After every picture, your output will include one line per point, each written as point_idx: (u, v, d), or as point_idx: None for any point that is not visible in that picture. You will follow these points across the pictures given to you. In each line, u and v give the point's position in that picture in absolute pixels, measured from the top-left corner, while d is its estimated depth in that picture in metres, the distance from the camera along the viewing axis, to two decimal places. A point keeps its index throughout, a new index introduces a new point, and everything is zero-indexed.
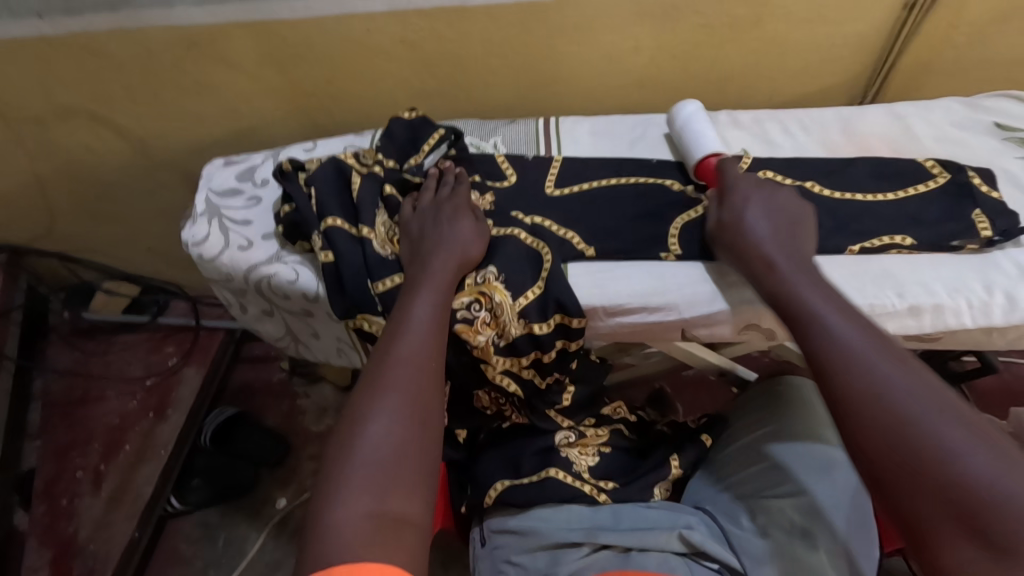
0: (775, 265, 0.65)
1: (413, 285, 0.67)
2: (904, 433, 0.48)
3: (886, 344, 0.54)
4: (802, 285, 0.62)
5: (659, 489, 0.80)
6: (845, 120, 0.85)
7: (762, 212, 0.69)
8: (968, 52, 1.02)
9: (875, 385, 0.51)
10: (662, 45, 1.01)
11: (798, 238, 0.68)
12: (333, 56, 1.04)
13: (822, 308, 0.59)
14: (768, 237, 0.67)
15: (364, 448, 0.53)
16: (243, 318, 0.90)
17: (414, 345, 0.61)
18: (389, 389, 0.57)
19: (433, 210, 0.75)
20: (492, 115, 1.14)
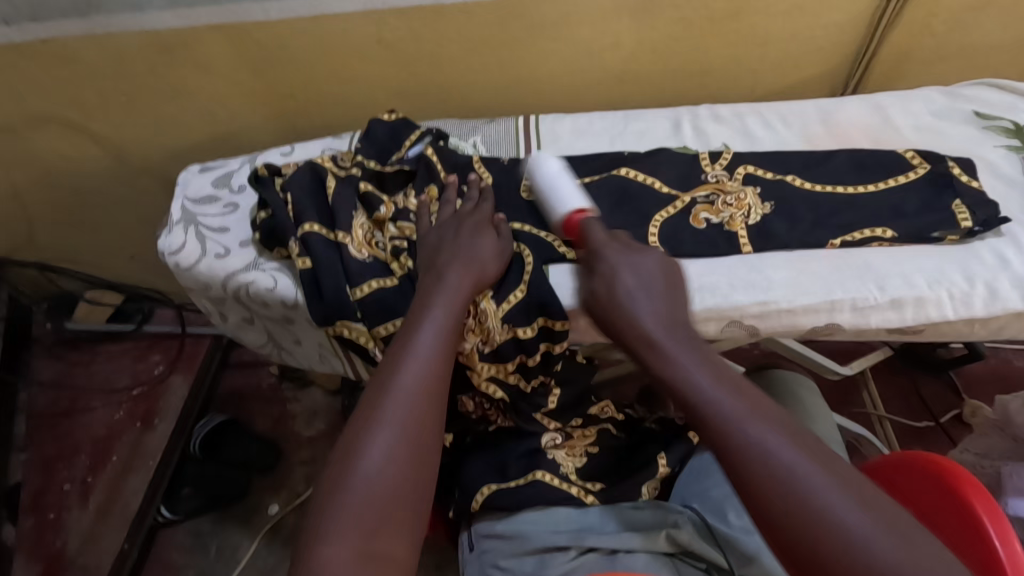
0: (642, 329, 0.58)
1: (425, 301, 0.65)
2: (790, 501, 0.45)
3: (771, 416, 0.49)
4: (674, 351, 0.56)
5: (647, 489, 0.79)
6: (825, 112, 0.85)
7: (633, 269, 0.63)
8: (949, 40, 1.01)
9: (775, 468, 0.46)
10: (641, 39, 1.00)
11: (664, 289, 0.62)
12: (309, 58, 1.03)
13: (702, 376, 0.53)
14: (637, 293, 0.61)
15: (360, 480, 0.53)
16: (222, 326, 0.89)
17: (415, 373, 0.59)
18: (385, 422, 0.56)
19: (453, 224, 0.74)
20: (474, 113, 1.13)
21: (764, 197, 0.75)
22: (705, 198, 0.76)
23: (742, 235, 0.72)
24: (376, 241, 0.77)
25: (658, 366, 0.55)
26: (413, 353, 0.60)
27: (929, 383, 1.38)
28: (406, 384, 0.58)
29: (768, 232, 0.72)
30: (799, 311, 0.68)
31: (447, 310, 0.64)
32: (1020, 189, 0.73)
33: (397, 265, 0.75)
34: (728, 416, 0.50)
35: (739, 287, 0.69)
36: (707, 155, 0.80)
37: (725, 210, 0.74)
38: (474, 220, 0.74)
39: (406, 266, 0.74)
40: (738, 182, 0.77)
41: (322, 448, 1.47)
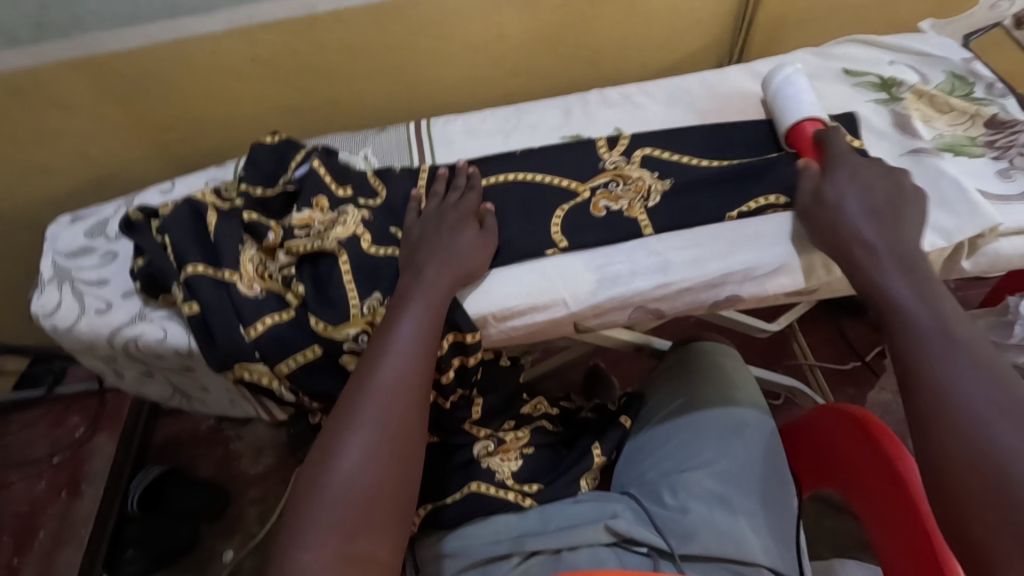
0: (859, 251, 0.62)
1: (404, 298, 0.64)
2: (966, 434, 0.48)
3: (966, 344, 0.52)
4: (894, 278, 0.59)
5: (586, 480, 0.79)
6: (709, 84, 0.86)
7: (854, 193, 0.65)
8: (819, 1, 1.05)
9: (956, 389, 0.50)
10: (527, 29, 0.99)
11: (899, 213, 0.64)
12: (181, 84, 0.96)
13: (920, 301, 0.56)
14: (851, 208, 0.64)
15: (336, 477, 0.52)
16: (119, 383, 0.83)
17: (398, 367, 0.58)
18: (370, 414, 0.55)
19: (436, 218, 0.72)
20: (373, 123, 1.09)
21: (662, 175, 0.75)
22: (604, 187, 0.75)
23: (641, 219, 0.72)
24: (268, 272, 0.72)
25: (875, 285, 0.60)
26: (393, 352, 0.59)
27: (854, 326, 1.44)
28: (386, 381, 0.57)
29: (666, 212, 0.72)
30: (697, 287, 0.68)
31: (429, 306, 0.63)
32: (893, 139, 0.75)
33: (291, 295, 0.71)
34: (937, 335, 0.53)
35: (641, 272, 0.69)
36: (605, 141, 0.80)
37: (623, 197, 0.74)
38: (456, 216, 0.72)
39: (300, 294, 0.70)
40: (637, 166, 0.77)
41: (272, 484, 1.39)
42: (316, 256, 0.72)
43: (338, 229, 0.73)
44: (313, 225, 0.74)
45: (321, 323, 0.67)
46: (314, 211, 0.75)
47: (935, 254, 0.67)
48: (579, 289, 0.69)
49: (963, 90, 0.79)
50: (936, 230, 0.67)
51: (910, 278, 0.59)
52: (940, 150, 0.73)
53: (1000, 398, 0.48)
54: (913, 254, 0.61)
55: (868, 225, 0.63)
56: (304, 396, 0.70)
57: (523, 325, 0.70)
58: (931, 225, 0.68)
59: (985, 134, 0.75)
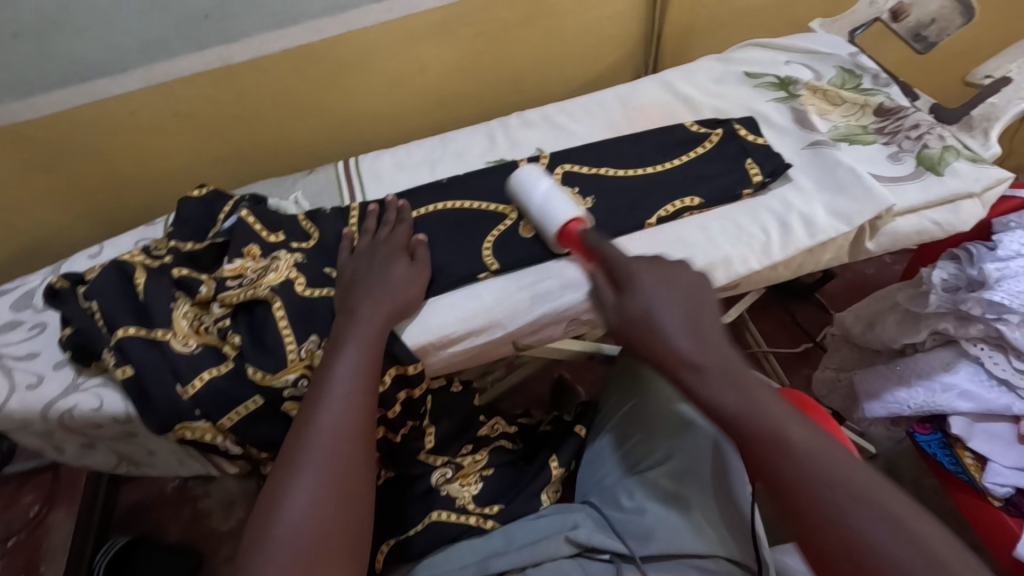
0: (674, 361, 0.54)
1: (339, 340, 0.64)
2: (841, 539, 0.46)
3: (788, 453, 0.50)
4: (713, 381, 0.53)
5: (546, 494, 0.80)
6: (623, 97, 0.90)
7: (661, 288, 0.58)
8: (721, 8, 1.10)
9: (816, 486, 0.48)
10: (446, 60, 1.01)
11: (695, 310, 0.57)
12: (104, 145, 0.95)
13: (733, 396, 0.52)
14: (659, 310, 0.57)
15: (283, 526, 0.52)
16: (62, 458, 0.80)
17: (337, 409, 0.59)
18: (312, 460, 0.56)
19: (369, 253, 0.73)
20: (307, 163, 1.09)
21: (585, 192, 0.78)
22: None
23: None
24: (204, 326, 0.72)
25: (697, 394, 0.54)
26: (331, 395, 0.60)
27: (800, 309, 1.50)
28: (326, 426, 0.58)
29: (594, 226, 0.75)
30: None
31: (364, 344, 0.64)
32: (794, 134, 0.80)
33: (229, 347, 0.70)
34: (770, 446, 0.50)
35: (571, 286, 0.71)
36: (526, 162, 0.82)
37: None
38: (389, 250, 0.73)
39: (237, 344, 0.70)
40: (557, 183, 0.79)
41: None
42: (252, 304, 0.72)
43: (270, 276, 0.73)
44: (247, 274, 0.74)
45: (259, 372, 0.67)
46: (246, 260, 0.75)
47: (840, 238, 0.71)
48: (512, 309, 0.71)
49: (852, 83, 0.85)
50: (839, 216, 0.72)
51: (724, 376, 0.53)
52: (836, 140, 0.79)
53: (851, 491, 0.47)
54: (728, 353, 0.55)
55: (686, 339, 0.55)
56: (252, 447, 0.70)
57: (463, 350, 0.71)
58: (834, 211, 0.72)
59: (875, 122, 0.80)
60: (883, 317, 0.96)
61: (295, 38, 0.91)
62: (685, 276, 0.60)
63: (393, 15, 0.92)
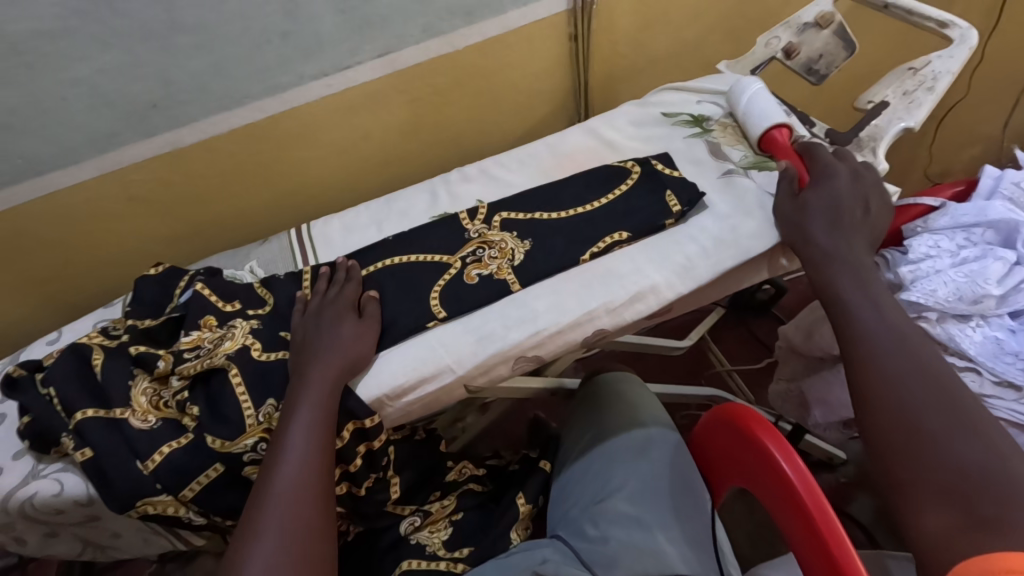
0: (822, 251, 0.72)
1: (290, 405, 0.67)
2: (897, 409, 0.59)
3: (895, 335, 0.64)
4: (840, 267, 0.70)
5: (516, 532, 0.81)
6: (553, 146, 0.96)
7: (818, 189, 0.76)
8: (638, 56, 1.20)
9: (885, 372, 0.61)
10: (387, 125, 1.08)
11: (848, 217, 0.74)
12: (61, 233, 0.98)
13: (854, 287, 0.68)
14: (810, 219, 0.74)
15: None
16: (24, 549, 0.79)
17: (293, 474, 0.62)
18: (269, 526, 0.59)
19: (320, 310, 0.76)
20: (263, 233, 1.13)
21: (521, 236, 0.83)
22: (473, 255, 0.82)
23: (509, 278, 0.79)
24: (163, 401, 0.73)
25: (826, 278, 0.71)
26: (285, 462, 0.63)
27: (758, 325, 1.56)
28: (283, 488, 0.61)
29: (530, 267, 0.79)
30: (565, 328, 0.75)
31: (313, 405, 0.66)
32: (711, 164, 0.87)
33: (188, 419, 0.72)
34: (873, 320, 0.66)
35: (513, 326, 0.75)
36: (466, 214, 0.87)
37: (492, 262, 0.81)
38: (340, 308, 0.76)
39: (195, 416, 0.71)
40: (497, 230, 0.84)
41: None
42: (211, 373, 0.74)
43: (226, 344, 0.75)
44: (204, 344, 0.76)
45: (217, 440, 0.69)
46: (203, 331, 0.77)
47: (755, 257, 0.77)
48: (461, 353, 0.74)
49: None
50: (753, 237, 0.78)
51: (860, 270, 0.70)
52: (747, 168, 0.85)
53: (926, 373, 0.60)
54: (861, 251, 0.72)
55: (825, 232, 0.73)
56: (214, 516, 0.71)
57: (415, 399, 0.74)
58: (749, 234, 0.78)
59: None
60: (818, 326, 1.00)
61: (241, 118, 0.96)
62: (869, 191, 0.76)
63: (334, 89, 0.99)
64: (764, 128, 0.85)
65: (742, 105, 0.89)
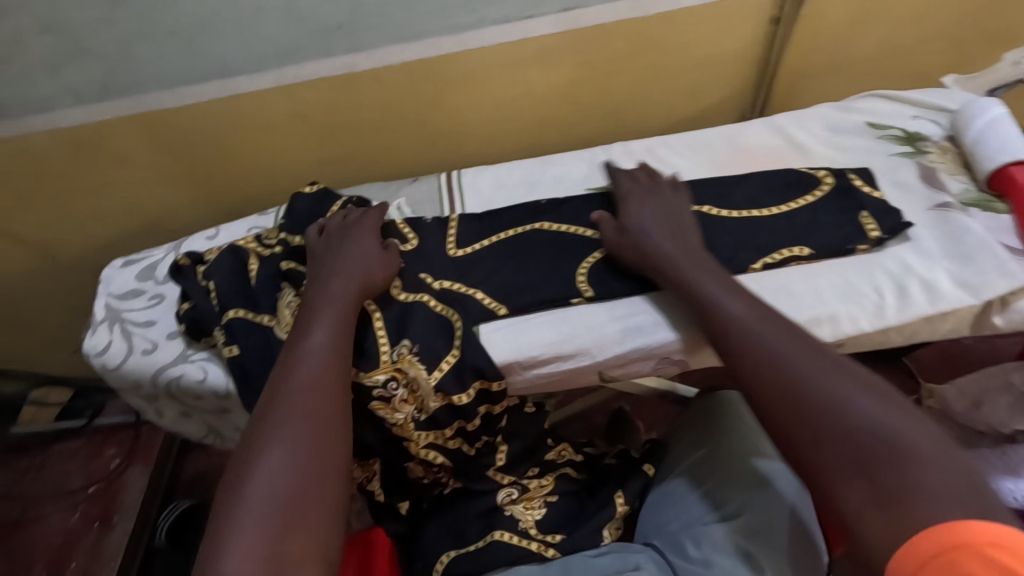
0: (681, 263, 0.68)
1: (313, 312, 0.65)
2: (847, 431, 0.48)
3: (785, 337, 0.57)
4: (706, 282, 0.66)
5: (609, 531, 0.78)
6: (731, 137, 0.88)
7: (645, 212, 0.74)
8: (837, 54, 1.07)
9: (800, 385, 0.53)
10: (550, 85, 1.03)
11: (676, 236, 0.72)
12: (230, 136, 1.02)
13: (739, 315, 0.61)
14: (654, 234, 0.72)
15: (254, 484, 0.50)
16: (160, 421, 0.86)
17: (317, 351, 0.60)
18: (281, 406, 0.55)
19: (343, 232, 0.75)
20: (404, 171, 1.14)
21: None
22: None
23: None
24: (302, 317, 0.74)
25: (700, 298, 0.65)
26: (309, 354, 0.60)
27: None
28: (307, 372, 0.58)
29: None
30: None
31: (338, 307, 0.65)
32: (922, 192, 0.76)
33: None
34: (758, 337, 0.58)
35: (665, 323, 0.71)
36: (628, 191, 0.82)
37: None
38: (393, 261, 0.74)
39: None
40: None
41: None
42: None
43: None
44: None
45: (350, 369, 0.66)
46: None
47: (964, 309, 0.68)
48: (603, 339, 0.71)
49: None
50: (965, 287, 0.68)
51: (714, 285, 0.65)
52: (966, 205, 0.75)
53: (835, 372, 0.53)
54: (704, 257, 0.70)
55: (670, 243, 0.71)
56: None
57: (547, 372, 0.72)
58: (959, 281, 0.69)
59: None
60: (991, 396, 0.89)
61: (415, 52, 0.95)
62: (681, 210, 0.75)
63: (510, 37, 0.95)
64: (1000, 162, 0.74)
65: (976, 129, 0.77)
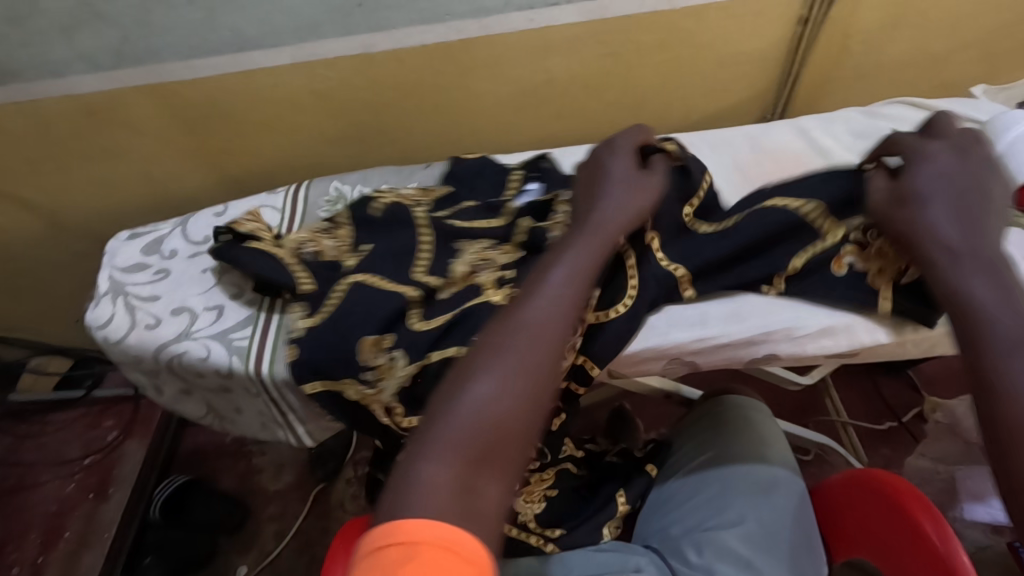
0: (941, 241, 0.59)
1: (555, 251, 0.63)
2: None
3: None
4: (967, 268, 0.57)
5: (609, 528, 0.77)
6: (753, 138, 0.86)
7: (934, 168, 0.63)
8: (866, 58, 1.05)
9: (1021, 396, 0.47)
10: (572, 76, 1.01)
11: (964, 206, 0.60)
12: (244, 111, 1.00)
13: (994, 302, 0.54)
14: (933, 200, 0.61)
15: (467, 405, 0.49)
16: (160, 398, 0.86)
17: (550, 295, 0.58)
18: (512, 337, 0.54)
19: (618, 151, 0.72)
20: (417, 155, 1.12)
21: None
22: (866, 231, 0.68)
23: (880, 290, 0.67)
24: (477, 275, 0.74)
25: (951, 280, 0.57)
26: (539, 296, 0.58)
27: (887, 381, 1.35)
28: (533, 315, 0.56)
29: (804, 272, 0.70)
30: (736, 343, 0.71)
31: (582, 251, 0.62)
32: None
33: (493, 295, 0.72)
34: (1011, 332, 0.51)
35: (681, 324, 0.72)
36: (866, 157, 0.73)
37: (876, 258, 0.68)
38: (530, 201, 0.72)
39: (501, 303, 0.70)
40: None
41: (291, 502, 1.32)
42: (512, 266, 0.75)
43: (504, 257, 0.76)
44: (512, 240, 0.78)
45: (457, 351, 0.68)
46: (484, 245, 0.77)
47: None
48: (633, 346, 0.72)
49: None
50: None
51: (982, 275, 0.56)
52: None
53: None
54: (991, 241, 0.58)
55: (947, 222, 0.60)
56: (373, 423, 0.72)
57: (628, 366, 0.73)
58: None
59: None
60: None
61: (437, 35, 0.93)
62: (981, 176, 0.63)
63: (534, 24, 0.93)
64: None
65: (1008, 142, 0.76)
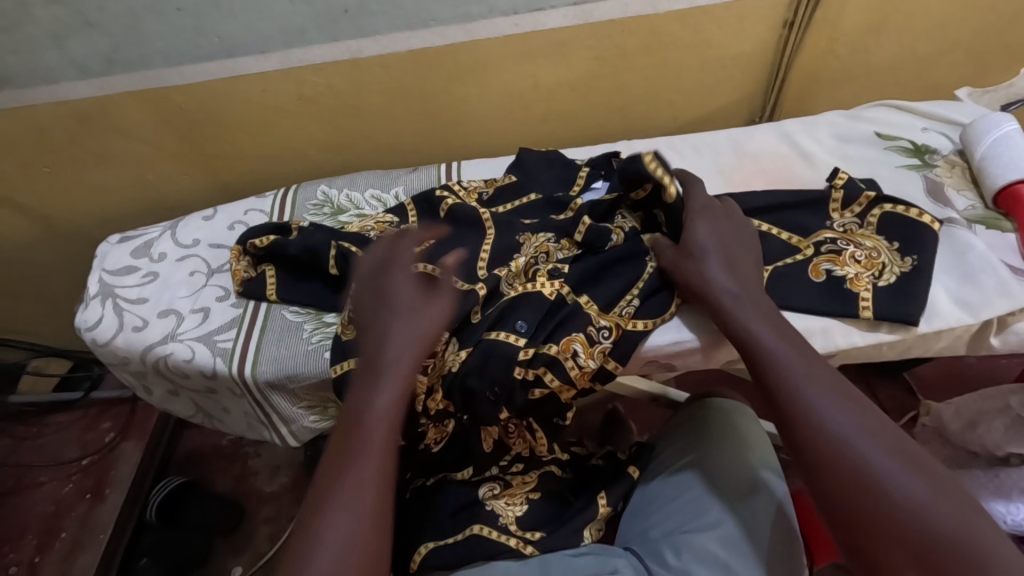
0: (726, 299, 0.65)
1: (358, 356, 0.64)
2: (868, 483, 0.52)
3: (826, 376, 0.58)
4: (749, 313, 0.64)
5: (589, 531, 0.77)
6: (736, 141, 0.87)
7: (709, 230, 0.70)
8: (852, 61, 1.05)
9: (828, 430, 0.55)
10: (557, 80, 1.02)
11: (738, 264, 0.68)
12: (234, 116, 1.02)
13: (779, 347, 0.61)
14: (710, 259, 0.68)
15: (319, 535, 0.53)
16: (149, 399, 0.87)
17: (385, 401, 0.60)
18: (354, 460, 0.57)
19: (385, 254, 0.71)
20: (407, 159, 1.13)
21: (902, 249, 0.70)
22: (832, 244, 0.71)
23: (863, 294, 0.68)
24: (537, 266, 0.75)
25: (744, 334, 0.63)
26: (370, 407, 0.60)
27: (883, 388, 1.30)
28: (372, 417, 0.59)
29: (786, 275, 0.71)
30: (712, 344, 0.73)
31: (398, 356, 0.63)
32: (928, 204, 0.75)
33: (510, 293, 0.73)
34: (799, 379, 0.58)
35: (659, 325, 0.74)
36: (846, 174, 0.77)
37: (853, 266, 0.69)
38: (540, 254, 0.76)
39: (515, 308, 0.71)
40: (869, 232, 0.72)
41: (285, 504, 1.33)
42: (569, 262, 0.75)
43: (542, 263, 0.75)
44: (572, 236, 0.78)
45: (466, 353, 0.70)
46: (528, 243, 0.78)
47: (961, 328, 0.67)
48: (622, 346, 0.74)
49: None
50: (964, 306, 0.67)
51: (763, 325, 0.63)
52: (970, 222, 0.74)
53: (866, 426, 0.55)
54: (763, 296, 0.66)
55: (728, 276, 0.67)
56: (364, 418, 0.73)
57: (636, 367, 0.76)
58: (958, 299, 0.67)
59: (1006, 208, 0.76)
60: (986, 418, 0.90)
61: (422, 40, 0.94)
62: (742, 231, 0.71)
63: (519, 30, 0.94)
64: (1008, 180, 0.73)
65: (987, 145, 0.77)
